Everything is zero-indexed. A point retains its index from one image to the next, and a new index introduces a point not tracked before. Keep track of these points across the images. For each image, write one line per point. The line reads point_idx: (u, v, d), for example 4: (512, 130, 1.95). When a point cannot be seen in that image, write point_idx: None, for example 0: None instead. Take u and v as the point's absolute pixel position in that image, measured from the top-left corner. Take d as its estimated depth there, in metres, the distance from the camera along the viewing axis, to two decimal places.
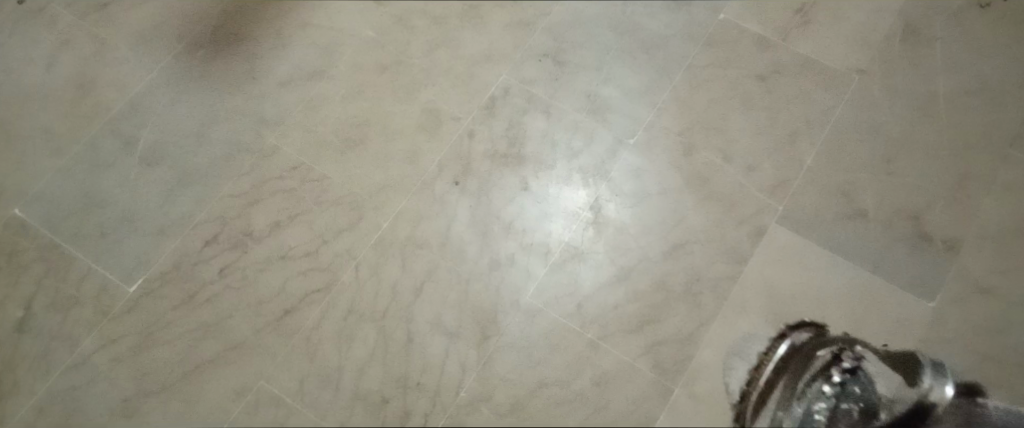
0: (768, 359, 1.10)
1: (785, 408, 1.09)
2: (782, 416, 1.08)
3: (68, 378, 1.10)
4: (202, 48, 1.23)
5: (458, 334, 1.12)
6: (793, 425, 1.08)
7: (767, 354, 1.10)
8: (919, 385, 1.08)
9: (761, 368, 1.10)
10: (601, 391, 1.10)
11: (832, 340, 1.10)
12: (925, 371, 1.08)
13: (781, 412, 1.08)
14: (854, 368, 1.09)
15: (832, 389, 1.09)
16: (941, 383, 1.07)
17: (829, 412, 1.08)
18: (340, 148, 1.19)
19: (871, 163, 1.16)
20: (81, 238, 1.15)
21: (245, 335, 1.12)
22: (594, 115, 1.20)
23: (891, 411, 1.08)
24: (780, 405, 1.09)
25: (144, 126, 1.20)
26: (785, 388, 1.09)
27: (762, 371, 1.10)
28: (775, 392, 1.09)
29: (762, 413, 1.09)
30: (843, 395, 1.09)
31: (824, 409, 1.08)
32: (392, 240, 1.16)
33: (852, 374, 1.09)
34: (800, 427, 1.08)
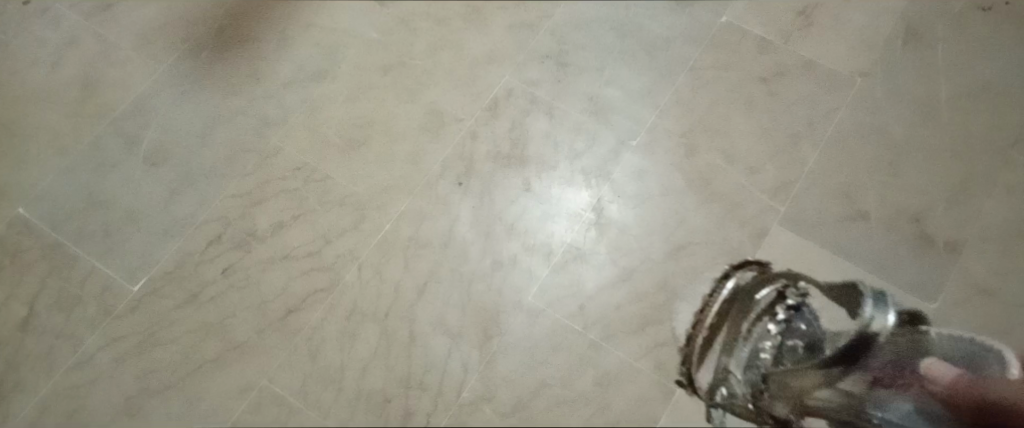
0: (712, 300, 1.12)
1: (730, 350, 1.10)
2: (727, 359, 1.10)
3: (71, 376, 1.11)
4: (206, 49, 1.24)
5: (460, 334, 1.12)
6: (739, 365, 1.09)
7: (711, 296, 1.12)
8: (858, 315, 1.10)
9: (705, 310, 1.12)
10: (603, 391, 1.10)
11: (772, 278, 1.12)
12: (863, 299, 1.10)
13: (727, 355, 1.10)
14: (798, 304, 1.10)
15: (777, 327, 1.09)
16: (881, 310, 1.09)
17: (773, 350, 1.08)
18: (344, 149, 1.20)
19: (873, 165, 1.16)
20: (85, 238, 1.16)
21: (248, 334, 1.13)
22: (597, 116, 1.20)
23: (836, 344, 1.09)
24: (724, 347, 1.10)
25: (148, 126, 1.20)
26: (729, 331, 1.11)
27: (707, 314, 1.12)
28: (718, 336, 1.11)
29: (708, 357, 1.11)
30: (789, 332, 1.09)
31: (768, 347, 1.09)
32: (395, 241, 1.16)
33: (797, 310, 1.09)
34: (745, 368, 1.09)
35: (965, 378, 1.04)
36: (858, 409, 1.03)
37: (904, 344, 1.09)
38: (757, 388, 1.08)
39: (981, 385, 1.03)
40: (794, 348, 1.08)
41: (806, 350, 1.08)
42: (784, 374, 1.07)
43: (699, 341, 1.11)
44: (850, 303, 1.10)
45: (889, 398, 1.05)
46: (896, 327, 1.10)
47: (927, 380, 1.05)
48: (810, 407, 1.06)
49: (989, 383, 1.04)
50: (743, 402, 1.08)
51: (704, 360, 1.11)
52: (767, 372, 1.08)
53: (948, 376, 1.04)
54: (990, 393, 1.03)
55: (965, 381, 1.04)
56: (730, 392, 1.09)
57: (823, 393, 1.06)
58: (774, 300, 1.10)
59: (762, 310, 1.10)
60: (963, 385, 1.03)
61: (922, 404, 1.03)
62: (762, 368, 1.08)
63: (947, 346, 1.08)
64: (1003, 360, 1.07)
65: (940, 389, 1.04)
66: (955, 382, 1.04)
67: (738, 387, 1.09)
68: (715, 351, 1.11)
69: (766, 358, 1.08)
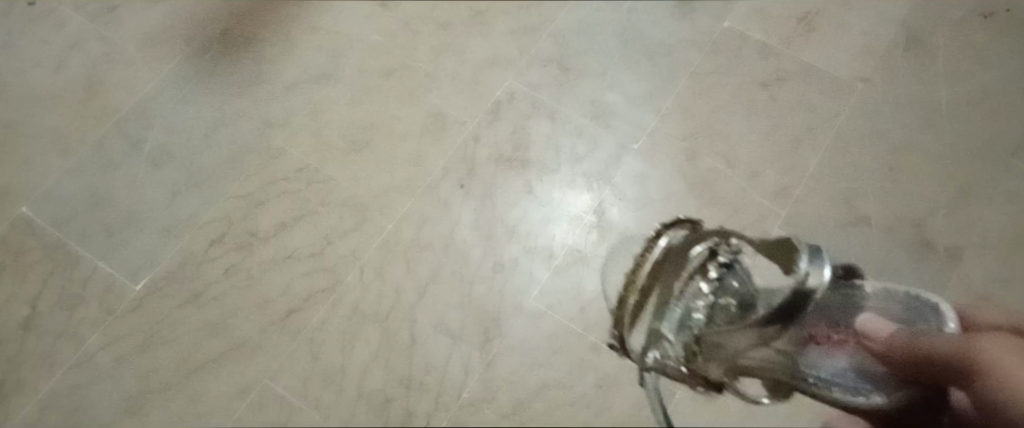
0: (643, 259, 0.96)
1: (663, 310, 0.90)
2: (660, 324, 0.89)
3: (72, 375, 1.11)
4: (210, 51, 1.24)
5: (461, 335, 1.13)
6: (673, 328, 0.88)
7: (642, 258, 0.97)
8: (791, 271, 0.82)
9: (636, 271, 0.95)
10: (603, 394, 1.10)
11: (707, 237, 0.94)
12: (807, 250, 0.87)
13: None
14: (731, 261, 0.91)
15: (708, 284, 0.89)
16: (816, 260, 0.81)
17: (704, 308, 0.88)
18: (346, 151, 1.20)
19: (874, 170, 1.16)
20: (87, 237, 1.16)
21: (249, 334, 1.13)
22: (599, 120, 1.21)
23: (777, 298, 0.82)
24: (655, 312, 0.90)
25: (151, 126, 1.21)
26: (661, 290, 0.91)
27: (638, 277, 0.94)
28: (651, 297, 0.91)
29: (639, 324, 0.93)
30: (720, 290, 0.88)
31: (700, 304, 0.88)
32: (396, 242, 1.17)
33: (728, 268, 0.90)
34: (678, 329, 0.88)
35: (902, 336, 0.84)
36: (787, 364, 0.85)
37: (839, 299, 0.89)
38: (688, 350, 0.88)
39: (914, 340, 0.83)
40: (724, 305, 0.87)
41: (739, 306, 0.86)
42: (713, 332, 0.86)
43: (630, 306, 0.93)
44: (778, 258, 0.85)
45: (825, 362, 0.85)
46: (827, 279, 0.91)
47: (863, 340, 0.86)
48: (745, 366, 0.85)
49: (931, 339, 0.83)
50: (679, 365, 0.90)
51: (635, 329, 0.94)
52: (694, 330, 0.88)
53: (885, 334, 0.86)
54: (932, 351, 0.82)
55: (903, 336, 0.84)
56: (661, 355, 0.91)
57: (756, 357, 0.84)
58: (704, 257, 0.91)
59: (697, 269, 0.90)
60: (899, 343, 0.84)
61: (870, 363, 0.85)
62: (693, 329, 0.88)
63: (880, 301, 0.91)
64: (943, 313, 0.90)
65: (875, 350, 0.85)
66: (892, 341, 0.84)
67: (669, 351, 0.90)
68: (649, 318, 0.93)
69: (698, 317, 0.88)
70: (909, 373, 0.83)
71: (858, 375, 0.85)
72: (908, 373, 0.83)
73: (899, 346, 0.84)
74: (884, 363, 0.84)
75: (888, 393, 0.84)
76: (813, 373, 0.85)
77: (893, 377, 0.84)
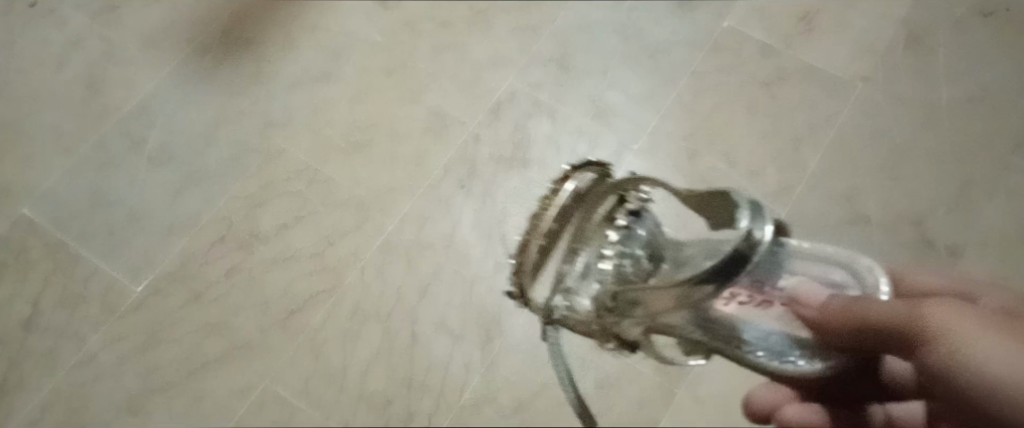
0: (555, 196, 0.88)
1: (575, 262, 0.89)
2: (568, 271, 0.90)
3: (74, 375, 1.11)
4: (211, 51, 1.24)
5: (462, 335, 1.13)
6: (579, 277, 0.90)
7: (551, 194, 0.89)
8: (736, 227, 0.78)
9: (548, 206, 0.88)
10: (604, 393, 1.11)
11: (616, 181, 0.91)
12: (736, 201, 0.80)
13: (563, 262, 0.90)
14: (639, 210, 0.90)
15: (614, 235, 0.88)
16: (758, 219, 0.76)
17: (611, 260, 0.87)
18: (347, 151, 1.20)
19: (874, 169, 1.16)
20: (89, 237, 1.16)
21: (250, 334, 1.13)
22: (600, 119, 1.21)
23: (690, 254, 0.81)
24: (568, 259, 0.90)
25: (152, 126, 1.21)
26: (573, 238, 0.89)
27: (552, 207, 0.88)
28: (560, 242, 0.89)
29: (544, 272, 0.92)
30: (628, 238, 0.87)
31: (609, 255, 0.88)
32: (398, 242, 1.17)
33: (637, 216, 0.89)
34: (585, 278, 0.89)
35: (842, 298, 0.81)
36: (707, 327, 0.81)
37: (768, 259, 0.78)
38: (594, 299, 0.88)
39: (857, 304, 0.81)
40: (632, 260, 0.86)
41: (648, 259, 0.85)
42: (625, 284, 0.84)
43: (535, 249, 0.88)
44: (716, 212, 0.83)
45: (743, 324, 0.82)
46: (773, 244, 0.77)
47: (795, 303, 0.81)
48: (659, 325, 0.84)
49: (873, 302, 0.82)
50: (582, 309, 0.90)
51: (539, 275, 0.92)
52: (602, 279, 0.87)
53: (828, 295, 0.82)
54: (878, 316, 0.81)
55: (843, 299, 0.81)
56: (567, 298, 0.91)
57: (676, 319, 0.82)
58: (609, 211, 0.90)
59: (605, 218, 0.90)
60: (844, 307, 0.81)
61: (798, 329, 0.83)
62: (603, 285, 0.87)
63: (807, 261, 0.81)
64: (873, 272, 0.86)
65: (812, 314, 0.81)
66: (835, 306, 0.80)
67: (578, 301, 0.90)
68: (552, 260, 0.90)
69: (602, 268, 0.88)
70: (852, 339, 0.82)
71: (784, 340, 0.83)
72: (851, 338, 0.82)
73: (844, 312, 0.81)
74: (826, 329, 0.82)
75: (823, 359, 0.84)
76: (738, 337, 0.83)
77: (834, 342, 0.83)
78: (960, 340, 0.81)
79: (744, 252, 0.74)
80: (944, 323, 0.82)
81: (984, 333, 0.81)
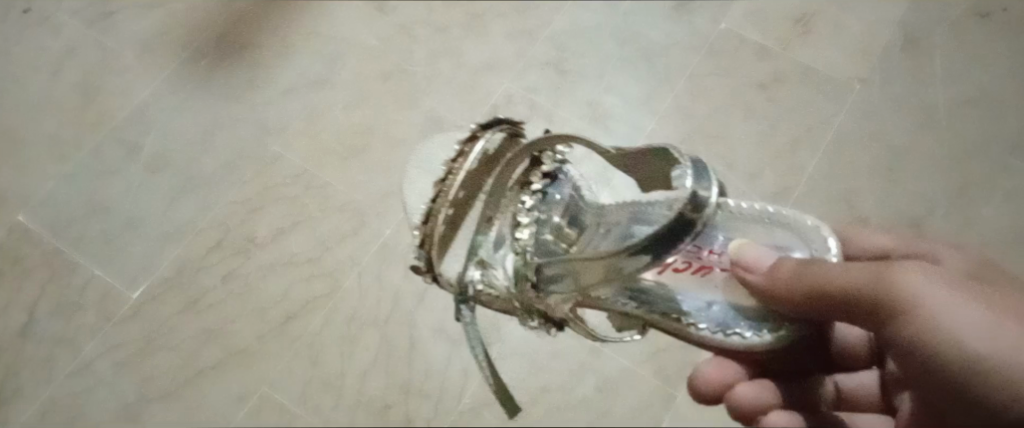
0: (462, 161, 0.97)
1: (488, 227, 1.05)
2: (483, 239, 1.04)
3: (71, 383, 1.11)
4: (207, 57, 1.24)
5: (460, 340, 1.12)
6: (492, 245, 1.04)
7: (460, 161, 0.97)
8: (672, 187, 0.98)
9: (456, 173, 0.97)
10: (603, 398, 1.11)
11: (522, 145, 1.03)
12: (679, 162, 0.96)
13: (478, 234, 1.04)
14: (554, 174, 1.07)
15: (532, 198, 1.05)
16: (703, 179, 0.92)
17: (529, 226, 1.03)
18: (343, 156, 1.20)
19: (871, 171, 1.16)
20: (85, 245, 1.16)
21: (247, 341, 1.13)
22: (597, 123, 1.21)
23: (606, 218, 1.02)
24: (481, 227, 1.04)
25: (148, 133, 1.21)
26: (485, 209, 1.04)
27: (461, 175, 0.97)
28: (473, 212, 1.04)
29: (456, 243, 1.03)
30: (543, 202, 1.05)
31: (526, 222, 1.03)
32: (395, 247, 1.16)
33: (552, 180, 1.06)
34: (497, 246, 1.04)
35: (792, 265, 0.86)
36: (625, 293, 0.95)
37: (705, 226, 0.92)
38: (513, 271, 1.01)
39: (810, 270, 0.84)
40: (555, 222, 1.04)
41: (567, 222, 1.04)
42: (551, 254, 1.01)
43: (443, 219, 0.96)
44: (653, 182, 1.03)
45: (661, 285, 0.95)
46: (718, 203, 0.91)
47: (742, 269, 0.89)
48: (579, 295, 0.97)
49: (828, 268, 0.84)
50: (497, 284, 1.01)
51: (450, 242, 1.03)
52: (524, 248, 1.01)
53: (779, 264, 0.87)
54: (835, 283, 0.83)
55: (794, 267, 0.86)
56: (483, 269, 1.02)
57: (605, 290, 0.96)
58: (524, 175, 1.06)
59: (520, 181, 1.06)
60: (794, 275, 0.85)
61: (724, 293, 0.92)
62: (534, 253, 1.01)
63: (746, 223, 0.94)
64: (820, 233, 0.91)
65: (760, 282, 0.88)
66: (784, 274, 0.85)
67: (496, 277, 1.01)
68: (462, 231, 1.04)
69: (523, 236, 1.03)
70: (808, 306, 0.85)
71: (725, 310, 0.92)
72: (806, 305, 0.85)
73: (795, 279, 0.85)
74: (780, 297, 0.86)
75: (772, 327, 0.89)
76: (675, 306, 0.94)
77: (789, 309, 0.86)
78: (926, 306, 0.80)
79: (689, 224, 0.90)
80: (913, 289, 0.81)
81: (950, 299, 0.81)
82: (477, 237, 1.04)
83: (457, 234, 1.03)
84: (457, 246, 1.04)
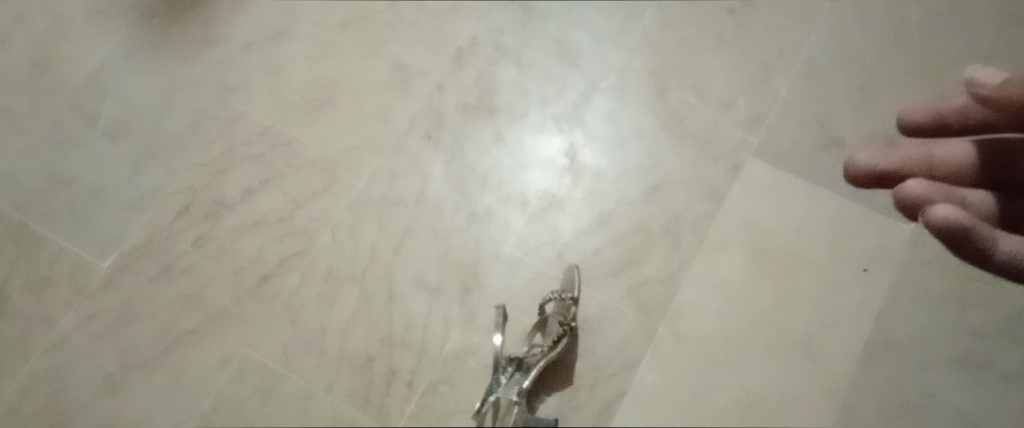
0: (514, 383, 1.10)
1: (546, 223, 1.16)
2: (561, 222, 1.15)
3: (49, 358, 1.08)
4: (167, 44, 1.19)
5: (440, 289, 1.13)
6: (560, 228, 1.15)
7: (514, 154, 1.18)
8: (638, 290, 1.13)
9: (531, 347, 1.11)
10: (584, 336, 1.11)
11: (419, 183, 1.17)
12: (582, 161, 1.18)
13: (549, 119, 1.19)
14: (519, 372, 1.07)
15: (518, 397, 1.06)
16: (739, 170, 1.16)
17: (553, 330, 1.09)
18: (189, 124, 1.17)
19: (844, 90, 1.15)
20: (53, 218, 1.12)
21: (225, 303, 1.12)
22: (566, 61, 1.21)
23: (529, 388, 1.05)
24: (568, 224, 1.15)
25: (105, 99, 1.16)
26: (477, 298, 1.13)
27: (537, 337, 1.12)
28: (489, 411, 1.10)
29: (526, 237, 1.15)
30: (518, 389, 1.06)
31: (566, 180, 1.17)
32: (368, 200, 1.16)
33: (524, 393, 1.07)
34: (549, 231, 1.15)
35: (924, 175, 1.08)
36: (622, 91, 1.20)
37: (622, 197, 1.16)
38: (569, 203, 1.16)
39: None
40: (554, 154, 1.18)
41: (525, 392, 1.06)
42: (592, 231, 1.15)
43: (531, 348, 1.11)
44: (591, 216, 1.15)
45: (602, 165, 1.17)
46: (607, 176, 1.17)
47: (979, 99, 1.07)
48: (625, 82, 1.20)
49: None
50: (574, 128, 1.19)
51: (550, 223, 1.15)
52: (498, 415, 1.08)
53: (907, 176, 1.09)
54: None
55: (895, 152, 1.11)
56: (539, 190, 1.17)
57: (601, 168, 1.17)
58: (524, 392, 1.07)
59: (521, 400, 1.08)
60: (972, 164, 1.05)
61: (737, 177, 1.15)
62: (586, 138, 1.18)
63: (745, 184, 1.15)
64: (769, 151, 1.16)
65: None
66: (900, 170, 1.10)
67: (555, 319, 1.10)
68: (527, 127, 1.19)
69: (496, 343, 1.07)
70: None
71: (690, 159, 1.17)
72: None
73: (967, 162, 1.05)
74: (981, 104, 1.07)
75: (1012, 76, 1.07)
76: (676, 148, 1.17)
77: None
78: None
79: (603, 211, 1.16)
80: None
81: None
82: (575, 239, 1.15)
83: (551, 224, 1.15)
84: (541, 203, 1.16)
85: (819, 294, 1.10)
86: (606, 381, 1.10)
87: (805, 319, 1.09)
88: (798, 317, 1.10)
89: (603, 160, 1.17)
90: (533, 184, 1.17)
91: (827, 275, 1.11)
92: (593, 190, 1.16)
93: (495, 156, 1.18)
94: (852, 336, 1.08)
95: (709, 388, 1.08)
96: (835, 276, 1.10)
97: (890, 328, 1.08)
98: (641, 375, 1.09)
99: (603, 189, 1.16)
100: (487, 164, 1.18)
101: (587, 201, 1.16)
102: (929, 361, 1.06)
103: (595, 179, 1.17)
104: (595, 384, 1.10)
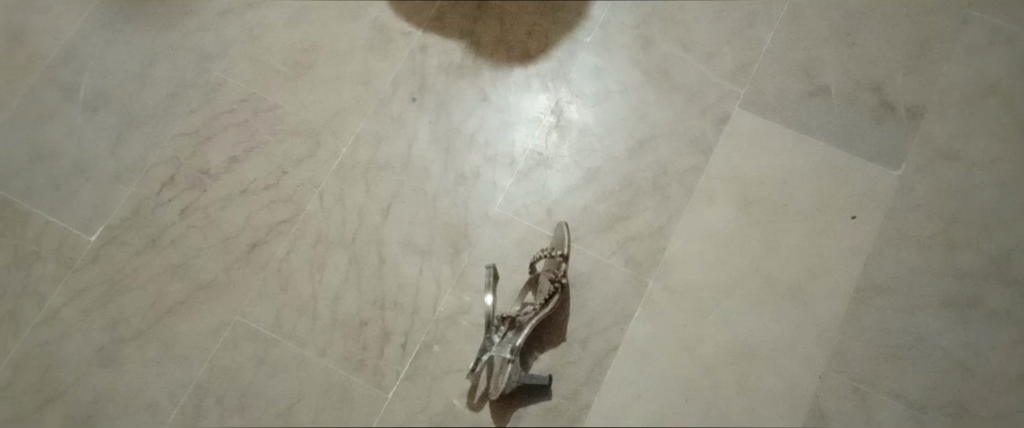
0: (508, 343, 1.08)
1: (534, 182, 1.14)
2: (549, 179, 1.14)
3: (39, 333, 1.09)
4: (142, 14, 1.20)
5: (429, 251, 1.12)
6: (548, 186, 1.14)
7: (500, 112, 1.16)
8: (628, 246, 1.11)
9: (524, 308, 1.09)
10: (575, 293, 1.10)
11: (404, 147, 1.15)
12: (569, 119, 1.16)
13: (535, 77, 1.18)
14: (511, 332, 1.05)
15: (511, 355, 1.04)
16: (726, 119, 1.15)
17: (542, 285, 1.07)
18: (167, 94, 1.16)
19: (829, 37, 1.17)
20: (35, 193, 1.13)
21: (214, 273, 1.11)
22: (549, 16, 1.20)
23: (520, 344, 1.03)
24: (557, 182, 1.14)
25: (82, 71, 1.17)
26: (467, 257, 1.12)
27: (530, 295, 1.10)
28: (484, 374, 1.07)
29: (514, 196, 1.13)
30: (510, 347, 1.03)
31: (552, 138, 1.15)
32: (354, 164, 1.15)
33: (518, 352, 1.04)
34: (538, 190, 1.14)
35: None
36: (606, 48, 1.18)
37: (610, 153, 1.15)
38: (557, 160, 1.15)
39: None
40: (540, 112, 1.16)
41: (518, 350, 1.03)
42: (581, 188, 1.14)
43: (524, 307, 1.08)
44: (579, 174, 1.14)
45: (589, 121, 1.16)
46: (593, 133, 1.15)
47: None
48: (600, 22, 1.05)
49: None
50: (559, 85, 1.17)
51: (538, 182, 1.14)
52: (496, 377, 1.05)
53: None
54: None
55: None
56: (526, 149, 1.15)
57: (588, 124, 1.16)
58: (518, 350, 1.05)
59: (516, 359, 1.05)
60: None
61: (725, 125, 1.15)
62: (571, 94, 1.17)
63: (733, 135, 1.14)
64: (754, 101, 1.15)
65: None
66: None
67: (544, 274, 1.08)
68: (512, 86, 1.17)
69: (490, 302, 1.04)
70: None
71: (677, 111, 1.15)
72: None
73: None
74: None
75: None
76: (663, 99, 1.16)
77: None
78: None
79: (591, 167, 1.14)
80: None
81: None
82: (564, 196, 1.13)
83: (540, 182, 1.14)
84: (528, 163, 1.15)
85: (809, 242, 1.10)
86: (601, 335, 1.09)
87: (794, 268, 1.10)
88: (787, 266, 1.10)
89: (590, 117, 1.16)
90: (519, 143, 1.15)
91: (817, 223, 1.11)
92: (581, 147, 1.15)
93: (480, 116, 1.16)
94: (838, 282, 1.09)
95: (701, 339, 1.09)
96: (824, 224, 1.11)
97: (879, 272, 1.09)
98: (633, 330, 1.09)
99: (591, 145, 1.15)
100: (473, 124, 1.16)
101: (575, 158, 1.15)
102: (919, 303, 1.08)
103: (583, 135, 1.15)
104: (589, 339, 1.09)
